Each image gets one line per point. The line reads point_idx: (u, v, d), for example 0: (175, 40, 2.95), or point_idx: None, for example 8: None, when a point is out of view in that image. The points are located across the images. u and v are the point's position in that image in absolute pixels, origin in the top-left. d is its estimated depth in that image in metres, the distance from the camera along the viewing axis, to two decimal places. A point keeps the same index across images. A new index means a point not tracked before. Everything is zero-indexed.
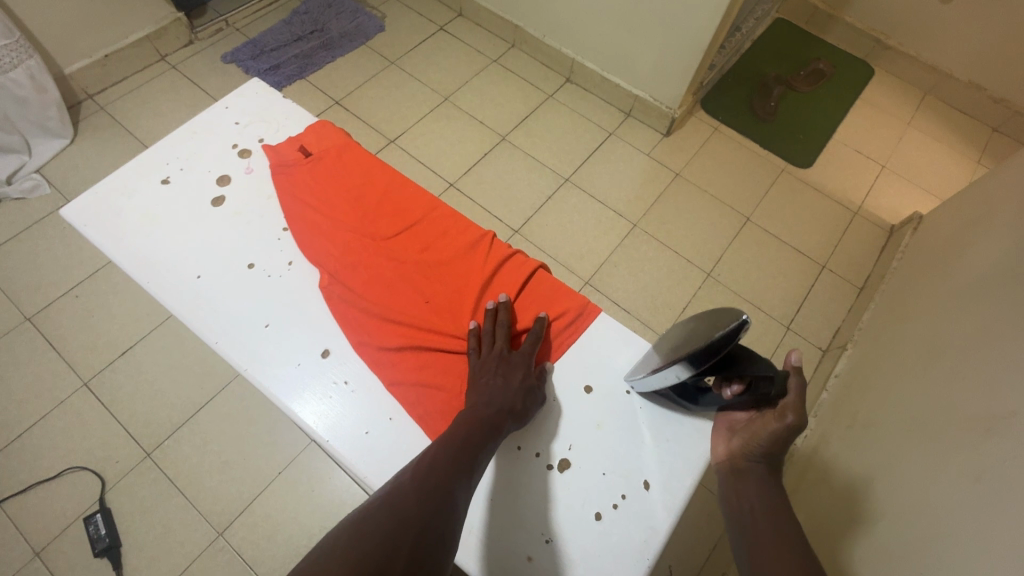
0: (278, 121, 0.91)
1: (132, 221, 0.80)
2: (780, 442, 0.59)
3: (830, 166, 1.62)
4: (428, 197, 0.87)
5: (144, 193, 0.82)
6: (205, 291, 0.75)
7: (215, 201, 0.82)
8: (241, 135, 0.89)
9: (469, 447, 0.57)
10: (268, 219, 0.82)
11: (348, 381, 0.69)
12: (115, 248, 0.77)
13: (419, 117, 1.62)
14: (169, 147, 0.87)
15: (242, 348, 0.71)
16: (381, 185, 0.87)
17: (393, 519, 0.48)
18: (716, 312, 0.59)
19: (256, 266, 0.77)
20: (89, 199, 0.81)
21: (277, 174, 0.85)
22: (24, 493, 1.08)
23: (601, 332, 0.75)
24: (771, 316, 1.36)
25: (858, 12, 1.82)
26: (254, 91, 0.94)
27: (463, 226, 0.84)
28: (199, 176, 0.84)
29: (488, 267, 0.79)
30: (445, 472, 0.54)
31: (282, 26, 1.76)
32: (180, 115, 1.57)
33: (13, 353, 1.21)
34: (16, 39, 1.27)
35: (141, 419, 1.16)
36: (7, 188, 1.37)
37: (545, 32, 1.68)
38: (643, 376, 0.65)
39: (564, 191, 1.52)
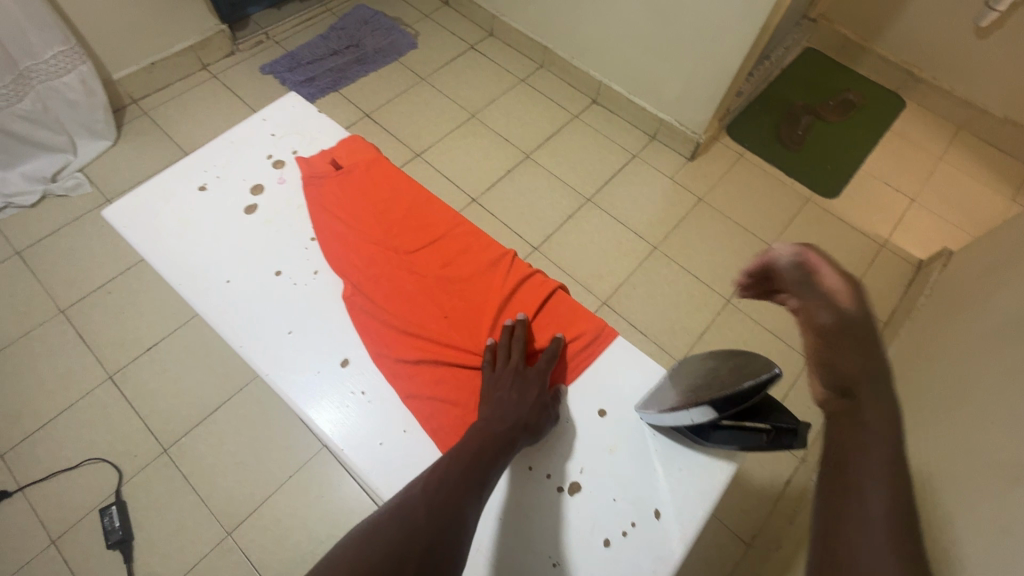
0: (313, 134, 0.94)
1: (169, 224, 0.83)
2: (848, 340, 0.48)
3: (856, 198, 1.60)
4: (452, 214, 0.88)
5: (182, 197, 0.86)
6: (232, 296, 0.77)
7: (247, 209, 0.85)
8: (276, 147, 0.92)
9: (478, 464, 0.57)
10: (297, 228, 0.84)
11: (365, 391, 0.70)
12: (151, 249, 0.80)
13: (447, 133, 1.65)
14: (208, 154, 0.90)
15: (265, 352, 0.73)
16: (407, 200, 0.89)
17: (401, 532, 0.48)
18: (743, 359, 0.57)
19: (283, 273, 0.80)
20: (130, 202, 0.85)
21: (308, 185, 0.87)
22: (44, 481, 1.11)
23: (617, 356, 0.75)
24: (791, 347, 1.34)
25: (890, 44, 1.81)
26: (291, 104, 0.97)
27: (485, 244, 0.85)
28: (235, 184, 0.87)
29: (508, 287, 0.80)
30: (454, 487, 0.54)
31: (318, 40, 1.82)
32: (218, 122, 1.63)
33: (45, 344, 1.25)
34: (71, 47, 1.36)
35: (161, 414, 1.19)
36: (53, 185, 1.44)
37: (573, 54, 1.71)
38: (656, 413, 0.64)
39: (586, 211, 1.53)
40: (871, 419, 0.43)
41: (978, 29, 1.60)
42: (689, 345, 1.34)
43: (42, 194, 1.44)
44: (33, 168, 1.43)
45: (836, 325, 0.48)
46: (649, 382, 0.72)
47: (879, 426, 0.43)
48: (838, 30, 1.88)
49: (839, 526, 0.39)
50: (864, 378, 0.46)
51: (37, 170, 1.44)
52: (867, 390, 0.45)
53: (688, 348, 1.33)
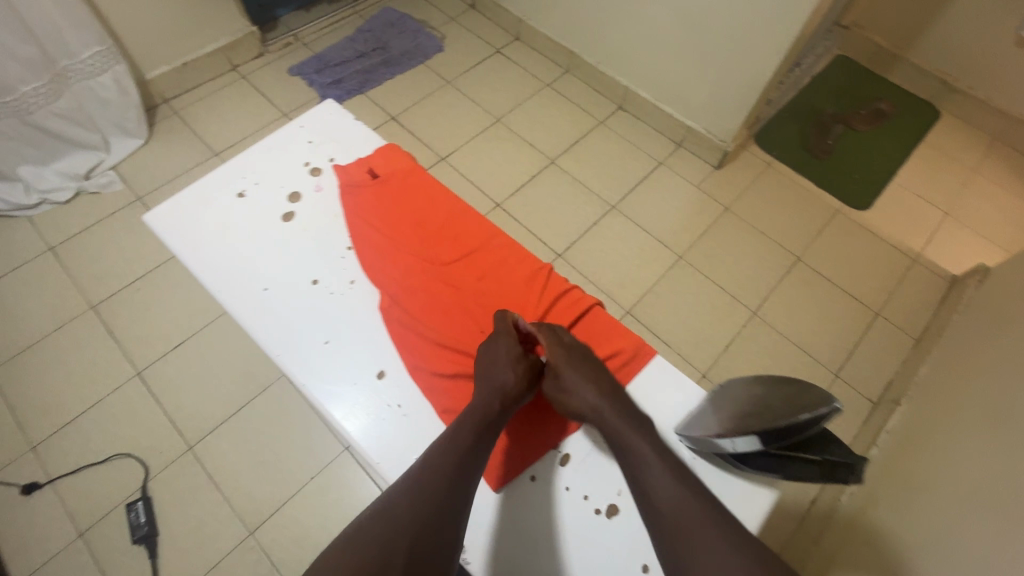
0: (349, 141, 0.94)
1: (209, 231, 0.84)
2: (578, 361, 0.73)
3: (887, 210, 1.57)
4: (485, 224, 0.88)
5: (221, 204, 0.86)
6: (270, 304, 0.77)
7: (284, 216, 0.86)
8: (313, 154, 0.92)
9: (448, 479, 0.60)
10: (334, 237, 0.84)
11: (401, 404, 0.71)
12: (191, 255, 0.81)
13: (472, 137, 1.65)
14: (246, 161, 0.91)
15: (302, 362, 0.73)
16: (444, 209, 0.89)
17: (379, 551, 0.54)
18: (797, 390, 0.62)
19: (320, 282, 0.80)
20: (172, 207, 0.86)
21: (345, 193, 0.88)
22: (72, 474, 1.13)
23: (655, 376, 0.76)
24: (818, 362, 1.32)
25: (924, 53, 1.76)
26: (328, 111, 0.97)
27: (521, 257, 0.85)
28: (273, 191, 0.88)
29: (547, 302, 0.82)
30: (420, 503, 0.58)
31: (346, 42, 1.83)
32: (246, 122, 1.65)
33: (76, 338, 1.28)
34: (108, 47, 1.39)
35: (186, 412, 1.20)
36: (86, 182, 1.47)
37: (600, 59, 1.69)
38: (701, 436, 0.66)
39: (610, 219, 1.51)
40: (618, 413, 0.68)
41: (1019, 38, 1.55)
42: (713, 357, 1.32)
43: (76, 191, 1.47)
44: (67, 165, 1.46)
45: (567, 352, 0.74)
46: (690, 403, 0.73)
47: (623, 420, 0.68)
48: (871, 38, 1.84)
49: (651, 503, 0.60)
50: (599, 382, 0.71)
51: (71, 168, 1.47)
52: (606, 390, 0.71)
53: (712, 361, 1.32)
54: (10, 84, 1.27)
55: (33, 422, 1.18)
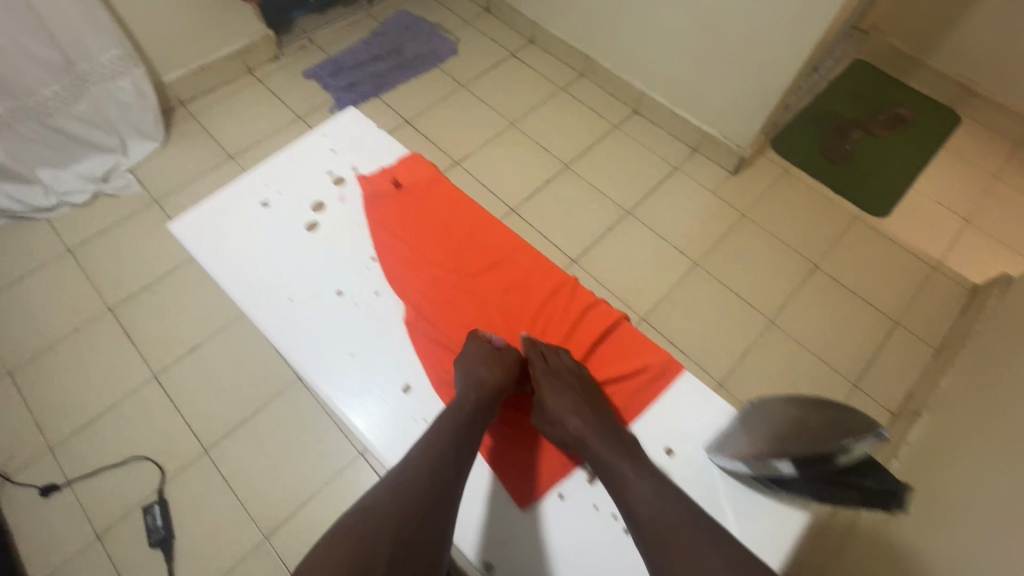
0: (369, 155, 1.00)
1: (237, 242, 0.89)
2: (565, 386, 0.80)
3: (907, 217, 1.55)
4: (511, 239, 0.96)
5: (247, 216, 0.92)
6: (298, 311, 0.84)
7: (311, 226, 0.92)
8: (336, 164, 0.99)
9: (440, 475, 0.68)
10: (359, 250, 0.91)
11: (426, 418, 0.77)
12: (221, 267, 0.87)
13: (486, 140, 1.65)
14: (270, 174, 0.96)
15: (329, 371, 0.79)
16: (468, 224, 0.96)
17: (373, 535, 0.61)
18: (837, 417, 0.65)
19: (344, 293, 0.86)
20: (197, 217, 0.91)
21: (372, 206, 0.95)
22: (90, 477, 1.13)
23: (678, 394, 0.83)
24: (836, 371, 1.30)
25: (945, 57, 1.74)
26: (347, 124, 1.03)
27: (548, 271, 0.93)
28: (297, 204, 0.94)
29: (573, 315, 0.90)
30: (411, 490, 0.66)
31: (360, 45, 1.84)
32: (261, 125, 1.66)
33: (93, 341, 1.28)
34: (127, 51, 1.40)
35: (202, 415, 1.21)
36: (103, 185, 1.48)
37: (616, 63, 1.68)
38: (736, 458, 0.73)
39: (625, 224, 1.50)
40: (601, 436, 0.75)
41: None
42: (729, 366, 1.31)
43: (94, 194, 1.48)
44: (85, 167, 1.47)
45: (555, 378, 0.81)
46: (719, 423, 0.81)
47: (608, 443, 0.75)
48: (890, 41, 1.82)
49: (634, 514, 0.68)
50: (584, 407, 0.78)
51: (89, 170, 1.48)
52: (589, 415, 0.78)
53: (728, 369, 1.31)
54: (31, 86, 1.29)
55: (51, 424, 1.19)
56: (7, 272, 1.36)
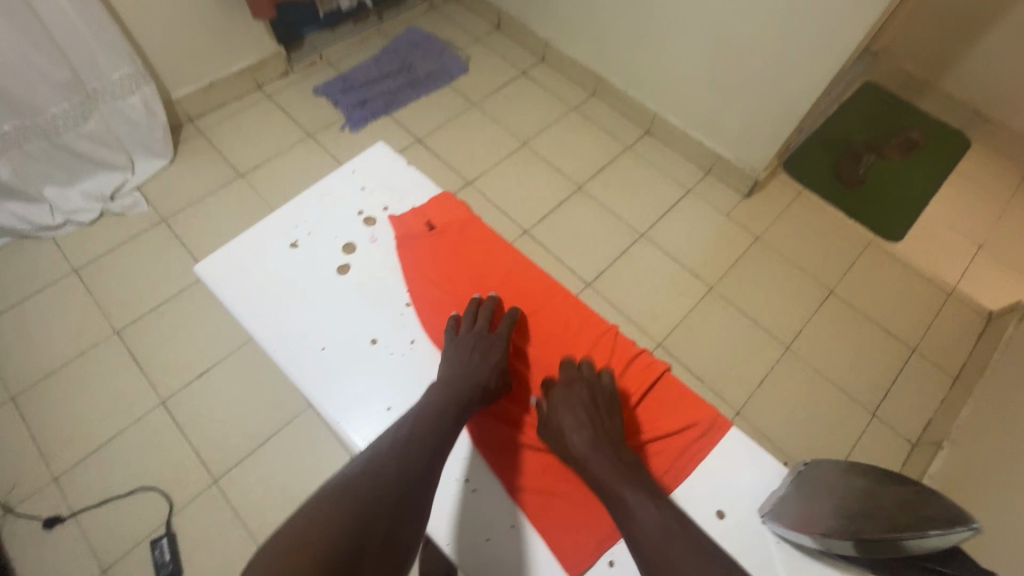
0: (403, 188, 0.95)
1: (262, 284, 0.83)
2: (572, 398, 0.76)
3: (920, 243, 1.54)
4: (550, 280, 0.91)
5: (272, 254, 0.86)
6: (330, 366, 0.77)
7: (340, 268, 0.86)
8: (365, 201, 0.93)
9: (421, 454, 0.64)
10: (394, 292, 0.85)
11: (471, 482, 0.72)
12: (246, 310, 0.81)
13: (498, 161, 1.64)
14: (299, 208, 0.90)
15: (368, 432, 0.73)
16: (505, 266, 0.92)
17: (360, 505, 0.56)
18: (920, 493, 0.56)
19: (379, 341, 0.80)
20: (223, 257, 0.85)
21: (402, 243, 0.88)
22: (95, 508, 1.10)
23: (729, 449, 0.74)
24: (854, 400, 1.29)
25: (956, 82, 1.74)
26: (378, 154, 0.97)
27: (589, 316, 0.88)
28: (328, 242, 0.88)
29: (619, 366, 0.84)
30: (390, 488, 0.59)
31: (371, 62, 1.82)
32: (270, 142, 1.64)
33: (99, 365, 1.25)
34: (137, 69, 1.38)
35: (211, 443, 1.18)
36: (110, 204, 1.46)
37: (629, 84, 1.68)
38: (793, 526, 0.64)
39: (639, 247, 1.49)
40: (607, 454, 0.70)
41: None
42: (746, 393, 1.29)
43: (100, 212, 1.45)
44: (92, 185, 1.45)
45: (563, 392, 0.78)
46: (770, 482, 0.71)
47: (614, 461, 0.70)
48: (901, 65, 1.83)
49: (631, 530, 0.62)
50: (592, 424, 0.73)
51: (96, 188, 1.45)
52: (598, 434, 0.73)
53: (746, 397, 1.29)
54: (39, 105, 1.26)
55: (55, 452, 1.15)
56: (12, 293, 1.33)
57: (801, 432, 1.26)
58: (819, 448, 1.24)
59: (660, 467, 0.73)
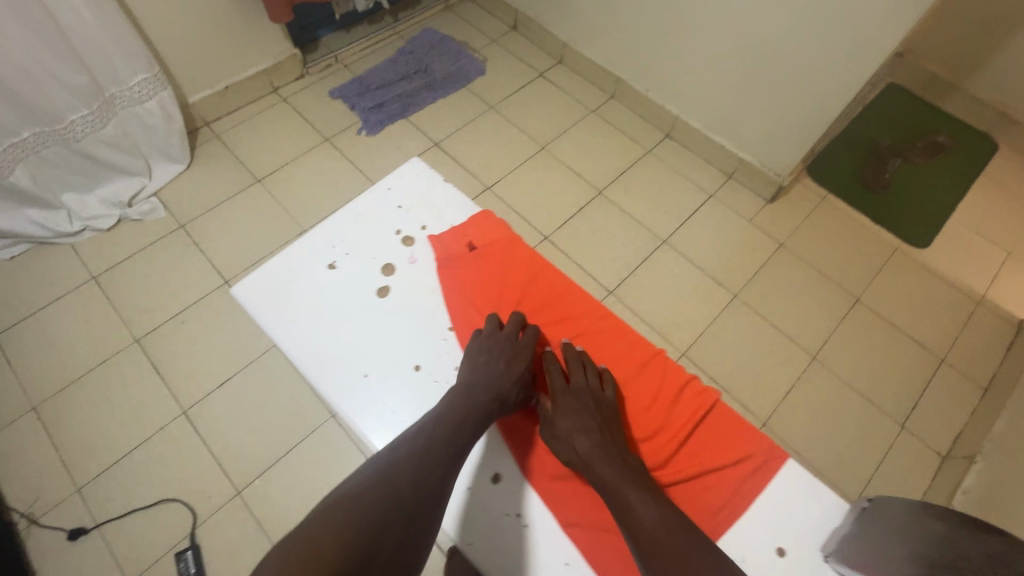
0: (441, 207, 0.92)
1: (298, 306, 0.82)
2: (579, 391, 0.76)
3: (948, 249, 1.52)
4: (594, 303, 0.87)
5: (310, 276, 0.84)
6: (376, 395, 0.75)
7: (380, 290, 0.84)
8: (405, 221, 0.91)
9: (434, 459, 0.65)
10: (435, 317, 0.83)
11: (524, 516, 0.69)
12: (285, 335, 0.79)
13: (517, 165, 1.62)
14: (332, 227, 0.89)
15: None
16: (548, 288, 0.88)
17: (378, 512, 0.57)
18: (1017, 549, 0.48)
19: (422, 368, 0.79)
20: (258, 279, 0.83)
21: (441, 267, 0.86)
22: (120, 519, 1.10)
23: (789, 487, 0.70)
24: (882, 411, 1.27)
25: (983, 84, 1.71)
26: (416, 172, 0.95)
27: (634, 339, 0.85)
28: (364, 262, 0.86)
29: (665, 397, 0.79)
30: (405, 499, 0.60)
31: (387, 64, 1.80)
32: (287, 147, 1.62)
33: (120, 374, 1.25)
34: (155, 74, 1.36)
35: (234, 454, 1.17)
36: (128, 210, 1.45)
37: (650, 87, 1.65)
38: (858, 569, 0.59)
39: (661, 253, 1.47)
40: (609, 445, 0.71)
41: None
42: (773, 403, 1.28)
43: (118, 219, 1.44)
44: (109, 192, 1.44)
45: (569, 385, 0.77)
46: (831, 519, 0.68)
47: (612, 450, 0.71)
48: (926, 66, 1.79)
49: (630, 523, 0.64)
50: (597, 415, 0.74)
51: (114, 195, 1.44)
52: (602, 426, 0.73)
53: (772, 408, 1.27)
54: (58, 112, 1.24)
55: (78, 462, 1.15)
56: (31, 301, 1.33)
57: (829, 444, 1.24)
58: (847, 460, 1.22)
59: (716, 500, 0.70)
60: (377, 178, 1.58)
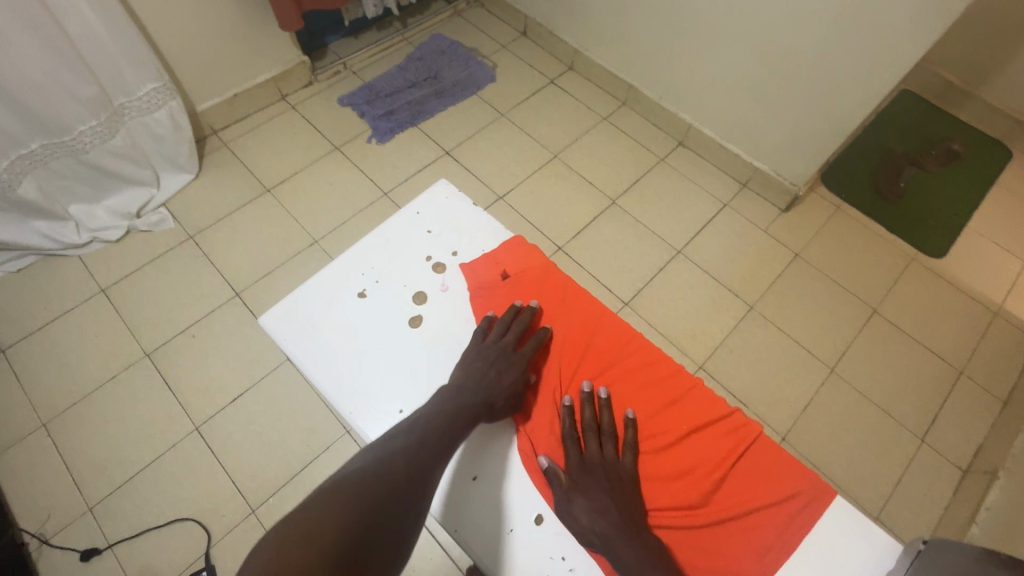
0: (471, 232, 0.91)
1: (331, 337, 0.80)
2: (594, 454, 0.72)
3: (964, 259, 1.51)
4: (623, 334, 0.82)
5: (341, 304, 0.83)
6: None
7: (413, 320, 0.82)
8: (435, 247, 0.89)
9: (427, 456, 0.64)
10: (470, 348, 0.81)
11: (567, 557, 0.67)
12: (318, 367, 0.78)
13: (529, 174, 1.60)
14: (363, 254, 0.87)
15: (449, 500, 0.70)
16: (572, 318, 0.84)
17: (373, 503, 0.56)
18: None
19: None
20: (289, 308, 0.82)
21: (475, 297, 0.85)
22: (134, 539, 1.08)
23: (837, 520, 0.68)
24: (901, 425, 1.26)
25: (997, 91, 1.70)
26: (444, 196, 0.94)
27: (663, 372, 0.79)
28: (396, 290, 0.85)
29: (698, 437, 0.75)
30: (400, 489, 0.59)
31: (396, 71, 1.78)
32: (297, 155, 1.60)
33: (131, 389, 1.23)
34: (164, 83, 1.34)
35: (248, 471, 1.15)
36: (137, 221, 1.43)
37: (663, 94, 1.64)
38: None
39: (676, 264, 1.46)
40: (626, 515, 0.67)
41: None
42: (792, 417, 1.26)
43: (126, 230, 1.42)
44: (118, 203, 1.41)
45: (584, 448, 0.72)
46: (885, 557, 0.66)
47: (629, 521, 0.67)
48: (939, 73, 1.78)
49: None
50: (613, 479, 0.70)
51: (122, 206, 1.42)
52: (620, 490, 0.70)
53: (791, 421, 1.26)
54: (67, 123, 1.22)
55: (90, 481, 1.13)
56: (39, 314, 1.30)
57: (848, 458, 1.22)
58: (868, 475, 1.20)
59: (762, 542, 0.68)
60: (388, 186, 1.56)
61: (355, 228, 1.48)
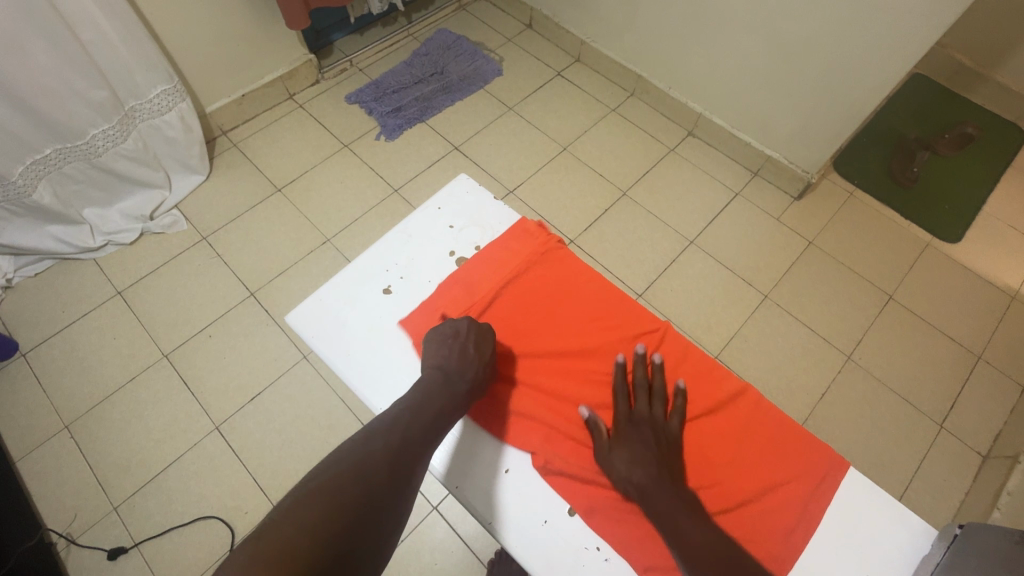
0: (492, 226, 0.91)
1: (357, 333, 0.80)
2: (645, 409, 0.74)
3: (980, 243, 1.49)
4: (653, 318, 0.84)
5: (366, 299, 0.83)
6: None
7: None
8: (457, 241, 0.90)
9: (407, 434, 0.63)
10: None
11: (601, 547, 0.68)
12: (344, 363, 0.78)
13: (539, 167, 1.59)
14: (386, 251, 0.88)
15: (483, 493, 0.70)
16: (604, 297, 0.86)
17: (356, 489, 0.55)
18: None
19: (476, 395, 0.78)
20: (315, 305, 0.82)
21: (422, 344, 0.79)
22: (160, 537, 1.10)
23: (867, 501, 0.69)
24: (919, 410, 1.26)
25: (1012, 73, 1.67)
26: (464, 191, 0.94)
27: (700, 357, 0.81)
28: (421, 286, 0.85)
29: (735, 410, 0.76)
30: (381, 470, 0.58)
31: (402, 67, 1.78)
32: (306, 154, 1.60)
33: (152, 390, 1.24)
34: (174, 86, 1.34)
35: (270, 469, 1.16)
36: (150, 223, 1.44)
37: (672, 84, 1.63)
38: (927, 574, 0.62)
39: (689, 254, 1.45)
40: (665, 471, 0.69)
41: None
42: (809, 405, 1.26)
43: (140, 232, 1.43)
44: (131, 206, 1.42)
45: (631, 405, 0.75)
46: (918, 541, 0.67)
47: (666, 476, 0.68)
48: (953, 55, 1.75)
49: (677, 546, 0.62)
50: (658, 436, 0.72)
51: (136, 208, 1.43)
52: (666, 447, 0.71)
53: (809, 409, 1.26)
54: (81, 128, 1.23)
55: (115, 481, 1.14)
56: (58, 318, 1.32)
57: (867, 444, 1.22)
58: (887, 461, 1.20)
59: (792, 523, 0.68)
60: (399, 183, 1.56)
61: (367, 226, 1.48)
